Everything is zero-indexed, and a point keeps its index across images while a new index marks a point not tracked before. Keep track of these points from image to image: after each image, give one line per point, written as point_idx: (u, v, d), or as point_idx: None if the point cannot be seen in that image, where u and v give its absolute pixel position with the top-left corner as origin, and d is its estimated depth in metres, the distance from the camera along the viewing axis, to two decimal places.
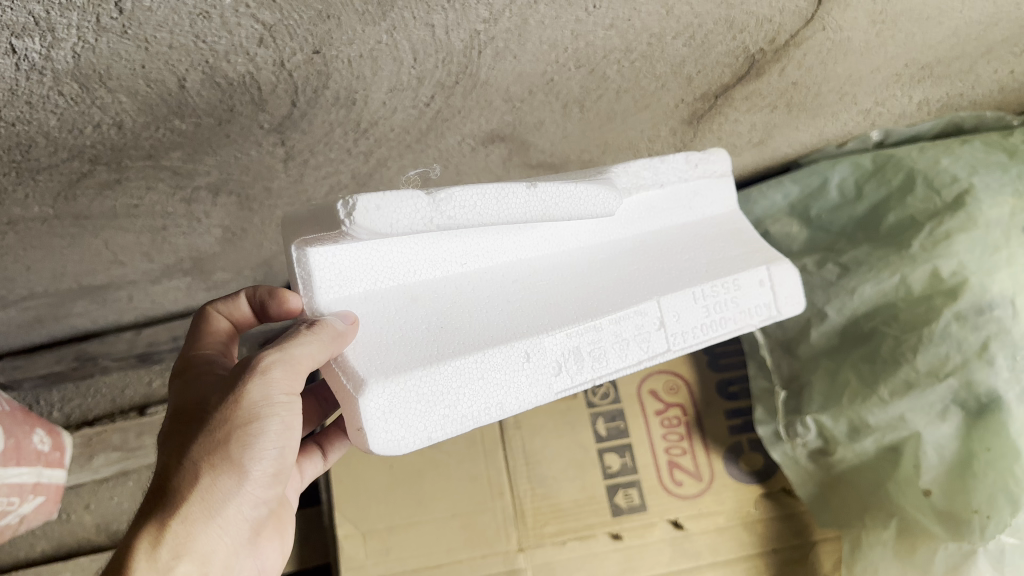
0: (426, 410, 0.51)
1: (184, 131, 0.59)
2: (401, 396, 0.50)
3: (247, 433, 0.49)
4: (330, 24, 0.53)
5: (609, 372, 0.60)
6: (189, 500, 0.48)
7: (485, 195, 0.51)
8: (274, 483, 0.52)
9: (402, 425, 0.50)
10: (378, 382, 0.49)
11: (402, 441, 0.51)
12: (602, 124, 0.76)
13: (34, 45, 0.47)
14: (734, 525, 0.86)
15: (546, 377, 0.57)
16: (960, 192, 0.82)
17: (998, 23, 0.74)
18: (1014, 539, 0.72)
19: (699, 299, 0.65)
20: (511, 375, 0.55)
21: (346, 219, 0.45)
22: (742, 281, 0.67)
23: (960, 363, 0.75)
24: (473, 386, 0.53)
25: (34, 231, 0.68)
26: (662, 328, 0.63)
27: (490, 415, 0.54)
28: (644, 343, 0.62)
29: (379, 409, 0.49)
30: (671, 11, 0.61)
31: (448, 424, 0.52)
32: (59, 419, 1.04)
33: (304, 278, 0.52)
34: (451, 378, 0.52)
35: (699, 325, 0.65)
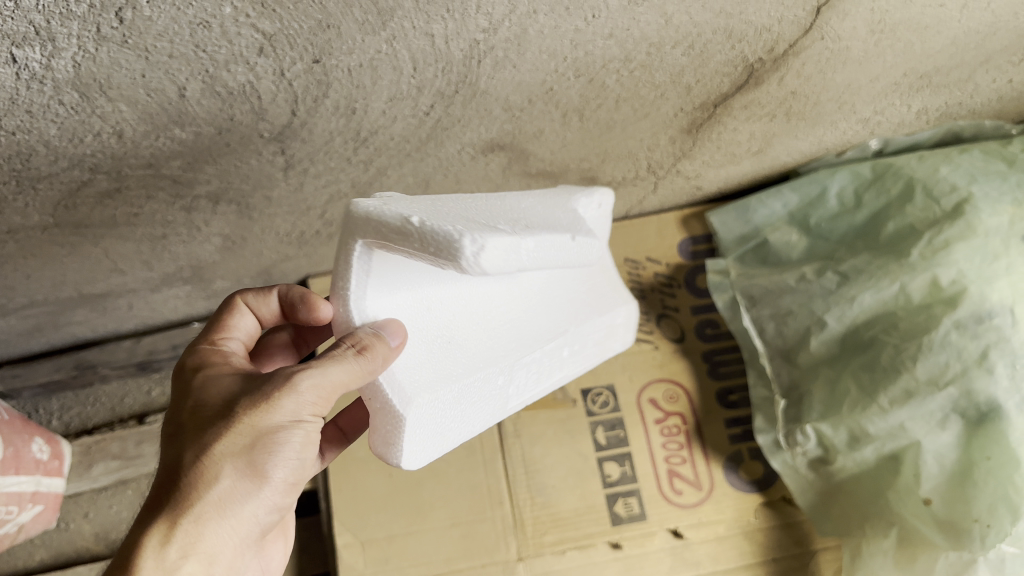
0: (436, 429, 0.55)
1: (184, 140, 0.60)
2: (428, 416, 0.53)
3: (269, 443, 0.49)
4: (330, 33, 0.53)
5: (528, 394, 0.67)
6: (202, 503, 0.48)
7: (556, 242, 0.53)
8: (289, 490, 0.53)
9: (422, 442, 0.54)
10: (420, 403, 0.52)
11: (418, 456, 0.54)
12: (602, 133, 0.76)
13: (34, 54, 0.47)
14: (735, 534, 0.85)
15: (495, 403, 0.62)
16: (959, 201, 0.83)
17: (997, 32, 0.74)
18: (1014, 548, 0.72)
19: (583, 342, 0.71)
20: (483, 398, 0.60)
21: (473, 257, 0.43)
22: (619, 317, 0.75)
23: (960, 372, 0.75)
24: (465, 405, 0.58)
25: (33, 239, 0.68)
26: (560, 364, 0.69)
27: (460, 437, 0.59)
28: (552, 372, 0.69)
29: (416, 431, 0.53)
30: (670, 20, 0.61)
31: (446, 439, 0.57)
32: (59, 428, 1.03)
33: (356, 278, 0.50)
34: (456, 400, 0.56)
35: (582, 355, 0.71)
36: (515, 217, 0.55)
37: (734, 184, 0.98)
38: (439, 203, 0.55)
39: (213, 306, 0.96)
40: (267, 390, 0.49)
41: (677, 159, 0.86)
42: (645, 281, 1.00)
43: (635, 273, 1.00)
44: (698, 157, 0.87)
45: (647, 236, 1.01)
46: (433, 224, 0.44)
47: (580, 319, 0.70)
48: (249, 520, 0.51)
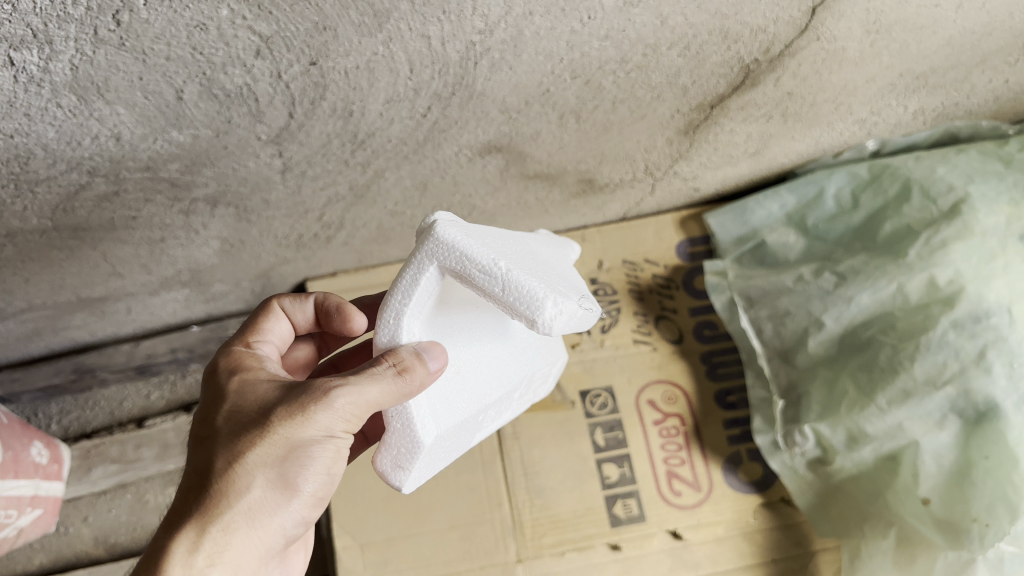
0: (429, 461, 0.55)
1: (182, 143, 0.60)
2: (431, 449, 0.53)
3: (299, 454, 0.49)
4: (326, 36, 0.53)
5: (493, 425, 0.67)
6: (232, 510, 0.49)
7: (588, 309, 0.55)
8: (315, 502, 0.53)
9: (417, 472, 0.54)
10: (431, 436, 0.52)
11: (411, 485, 0.54)
12: (599, 135, 0.76)
13: (32, 57, 0.48)
14: (735, 535, 0.85)
15: (474, 432, 0.62)
16: (956, 201, 0.83)
17: (992, 32, 0.75)
18: (1013, 548, 0.72)
19: (551, 372, 0.73)
20: (473, 426, 0.60)
21: (552, 317, 0.46)
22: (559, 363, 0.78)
23: (957, 371, 0.75)
24: (460, 433, 0.58)
25: (32, 243, 0.69)
26: (526, 396, 0.69)
27: (441, 464, 0.59)
28: (518, 406, 0.69)
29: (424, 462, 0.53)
30: (665, 21, 0.61)
31: (435, 465, 0.57)
32: (58, 432, 1.03)
33: (417, 297, 0.51)
34: (453, 432, 0.56)
35: (546, 381, 0.73)
36: (553, 270, 0.57)
37: (733, 186, 0.99)
38: (492, 234, 0.54)
39: (212, 309, 0.96)
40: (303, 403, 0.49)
41: (674, 160, 0.86)
42: (644, 282, 0.99)
43: (632, 275, 1.00)
44: (695, 158, 0.87)
45: (646, 238, 1.01)
46: (516, 274, 0.47)
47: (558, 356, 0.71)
48: (276, 531, 0.51)
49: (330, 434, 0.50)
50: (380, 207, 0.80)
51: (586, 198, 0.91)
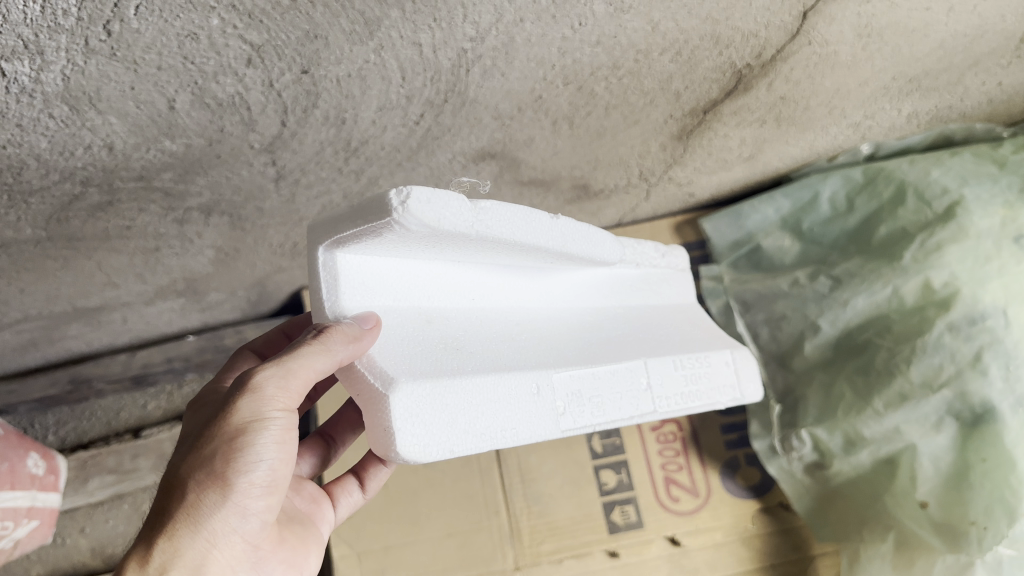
0: (450, 422, 0.51)
1: (175, 152, 0.60)
2: (427, 401, 0.49)
3: (235, 448, 0.48)
4: (318, 44, 0.53)
5: (609, 421, 0.60)
6: (176, 519, 0.48)
7: (537, 225, 0.55)
8: (272, 502, 0.51)
9: (427, 432, 0.49)
10: (407, 382, 0.49)
11: (426, 449, 0.49)
12: (592, 141, 0.76)
13: (23, 68, 0.47)
14: (734, 540, 0.86)
15: (551, 419, 0.57)
16: (950, 204, 0.84)
17: (984, 34, 0.75)
18: (1011, 551, 0.71)
19: (704, 373, 0.68)
20: (522, 401, 0.55)
21: (401, 200, 0.45)
22: (712, 359, 0.69)
23: (954, 373, 0.75)
24: (489, 401, 0.53)
25: (26, 254, 0.69)
26: (649, 390, 0.63)
27: (502, 443, 0.53)
28: (636, 400, 0.62)
29: (413, 416, 0.48)
30: (657, 27, 0.62)
31: (470, 438, 0.52)
32: (54, 443, 1.03)
33: (327, 282, 0.51)
34: (471, 395, 0.52)
35: (711, 389, 0.68)
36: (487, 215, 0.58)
37: (728, 190, 0.98)
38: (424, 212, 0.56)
39: (208, 318, 0.96)
40: (235, 394, 0.49)
41: (668, 165, 0.86)
42: None
43: None
44: (689, 163, 0.87)
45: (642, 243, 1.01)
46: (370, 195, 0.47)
47: (646, 341, 0.67)
48: (230, 537, 0.49)
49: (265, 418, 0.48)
50: None
51: (581, 204, 0.91)
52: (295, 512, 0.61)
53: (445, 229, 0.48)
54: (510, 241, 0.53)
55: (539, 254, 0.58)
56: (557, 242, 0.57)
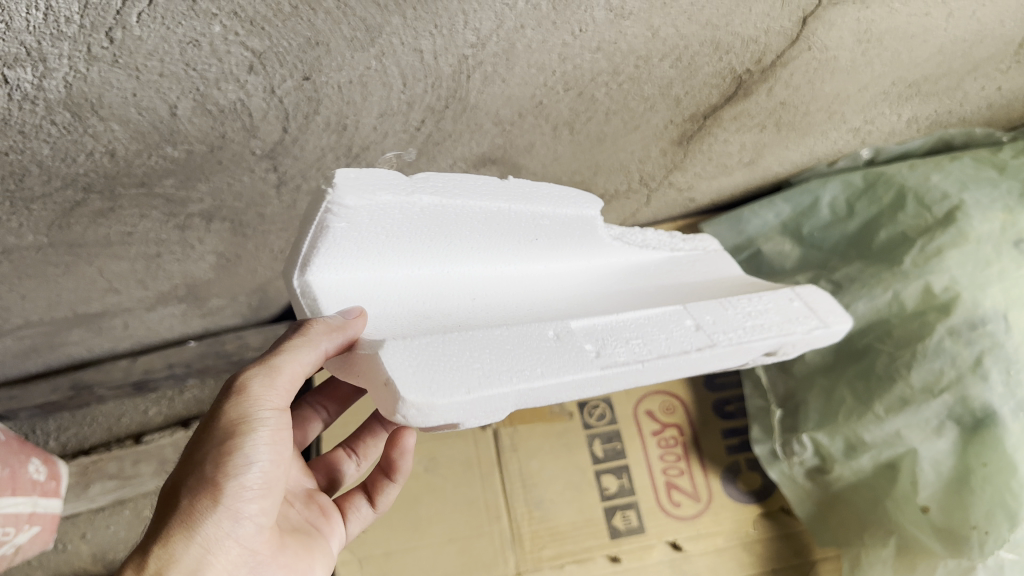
0: (459, 371, 0.48)
1: (177, 158, 0.60)
2: (423, 355, 0.47)
3: (223, 451, 0.48)
4: (319, 51, 0.53)
5: (666, 357, 0.55)
6: (171, 526, 0.48)
7: (489, 186, 0.56)
8: (266, 506, 0.51)
9: (433, 378, 0.46)
10: (395, 341, 0.47)
11: (435, 393, 0.45)
12: (593, 146, 0.77)
13: (26, 75, 0.48)
14: (734, 545, 0.85)
15: (584, 359, 0.52)
16: (950, 209, 0.84)
17: (983, 39, 0.75)
18: (1012, 555, 0.72)
19: (770, 310, 0.64)
20: (534, 347, 0.51)
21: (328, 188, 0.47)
22: (767, 297, 0.65)
23: (954, 378, 0.75)
24: (491, 349, 0.50)
25: (28, 260, 0.69)
26: (699, 328, 0.58)
27: (535, 387, 0.49)
28: (685, 336, 0.57)
29: (401, 360, 0.46)
30: (657, 33, 0.62)
31: (485, 379, 0.48)
32: (56, 449, 1.03)
33: (311, 300, 0.53)
34: (477, 351, 0.50)
35: (785, 320, 0.63)
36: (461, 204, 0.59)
37: (727, 196, 0.98)
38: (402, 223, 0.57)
39: (209, 324, 0.96)
40: (222, 400, 0.50)
41: (668, 170, 0.86)
42: None
43: None
44: (689, 169, 0.87)
45: None
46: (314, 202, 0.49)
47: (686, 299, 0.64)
48: (225, 542, 0.49)
49: (252, 418, 0.49)
50: None
51: None
52: (302, 524, 0.61)
53: (386, 204, 0.49)
54: (466, 208, 0.54)
55: (512, 219, 0.58)
56: (517, 197, 0.57)
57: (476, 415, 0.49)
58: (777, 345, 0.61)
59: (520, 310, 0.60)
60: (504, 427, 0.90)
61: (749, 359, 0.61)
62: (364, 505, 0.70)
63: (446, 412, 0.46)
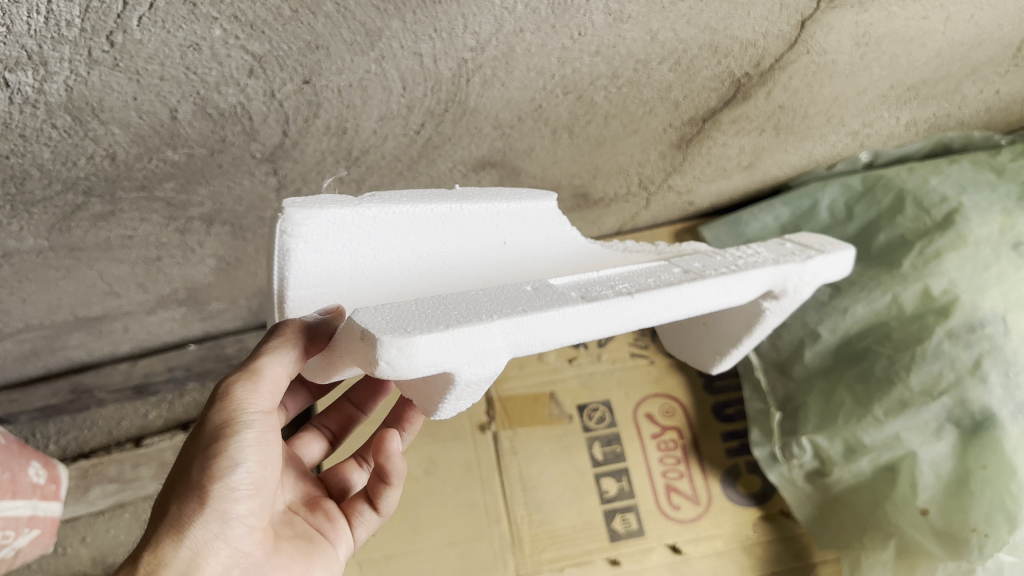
0: (440, 316, 0.41)
1: (177, 162, 0.60)
2: (395, 311, 0.41)
3: (208, 454, 0.49)
4: (319, 54, 0.53)
5: (667, 290, 0.48)
6: (161, 530, 0.48)
7: (438, 193, 0.56)
8: (255, 507, 0.51)
9: (408, 322, 0.40)
10: (364, 307, 0.42)
11: (410, 327, 0.39)
12: (592, 149, 0.77)
13: (27, 79, 0.48)
14: (734, 548, 0.86)
15: (567, 298, 0.45)
16: (949, 212, 0.84)
17: (982, 43, 0.75)
18: (1012, 557, 0.72)
19: (761, 251, 0.60)
20: (511, 297, 0.46)
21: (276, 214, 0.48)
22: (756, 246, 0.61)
23: (953, 381, 0.75)
24: (465, 302, 0.44)
25: (28, 264, 0.69)
26: (689, 271, 0.53)
27: (529, 322, 0.42)
28: (677, 275, 0.52)
29: (371, 317, 0.40)
30: (655, 37, 0.62)
31: (465, 316, 0.41)
32: (56, 452, 1.03)
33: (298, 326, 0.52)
34: (458, 305, 0.43)
35: (780, 255, 0.60)
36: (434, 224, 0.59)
37: (726, 199, 0.99)
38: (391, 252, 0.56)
39: (209, 327, 0.97)
40: (209, 407, 0.51)
41: (668, 174, 0.86)
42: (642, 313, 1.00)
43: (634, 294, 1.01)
44: (689, 172, 0.87)
45: None
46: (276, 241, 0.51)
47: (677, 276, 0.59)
48: (215, 544, 0.49)
49: (235, 420, 0.49)
50: None
51: (581, 211, 0.91)
52: (305, 532, 0.60)
53: (339, 220, 0.50)
54: (422, 213, 0.54)
55: (468, 221, 0.57)
56: (468, 198, 0.57)
57: (472, 363, 0.41)
58: (776, 277, 0.56)
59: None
60: (504, 430, 0.90)
61: (756, 291, 0.55)
62: (369, 509, 0.67)
63: (431, 353, 0.39)
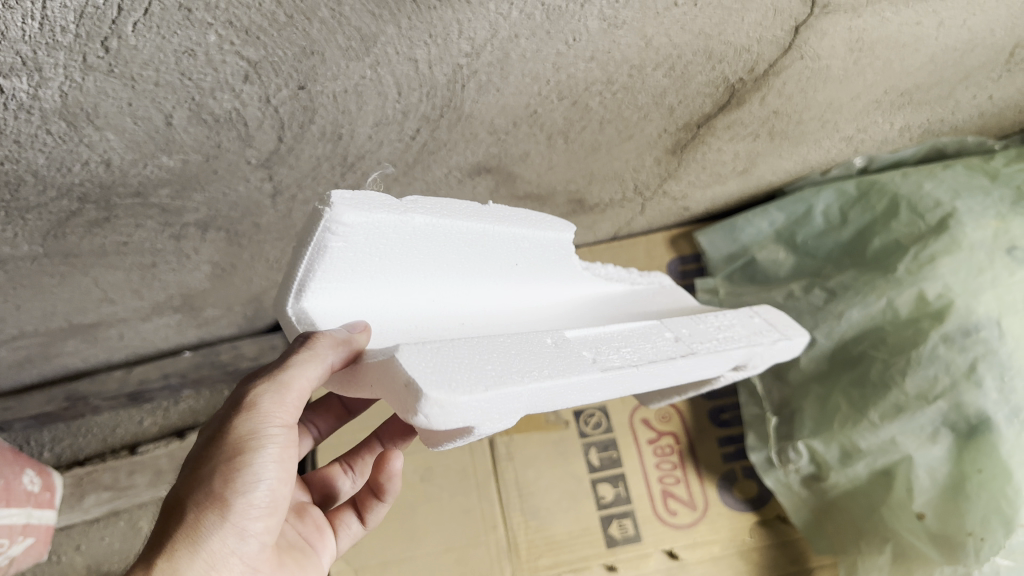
0: (471, 373, 0.45)
1: (172, 168, 0.60)
2: (436, 357, 0.45)
3: (233, 467, 0.48)
4: (314, 60, 0.53)
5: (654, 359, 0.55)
6: (176, 538, 0.46)
7: (473, 207, 0.56)
8: (271, 523, 0.51)
9: (449, 376, 0.44)
10: (410, 345, 0.45)
11: (457, 387, 0.43)
12: (587, 155, 0.77)
13: (22, 85, 0.48)
14: (731, 553, 0.85)
15: (582, 364, 0.51)
16: (943, 216, 0.85)
17: (975, 48, 0.76)
18: (1008, 561, 0.72)
19: (736, 325, 0.67)
20: (537, 358, 0.50)
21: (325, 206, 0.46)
22: (734, 317, 0.68)
23: (949, 385, 0.76)
24: (495, 356, 0.49)
25: (23, 271, 0.69)
26: (678, 340, 0.60)
27: (545, 386, 0.47)
28: (671, 346, 0.58)
29: (418, 364, 0.44)
30: (650, 42, 0.62)
31: (499, 380, 0.45)
32: (50, 460, 1.03)
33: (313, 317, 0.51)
34: (482, 357, 0.48)
35: (752, 333, 0.66)
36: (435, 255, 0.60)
37: (721, 204, 0.99)
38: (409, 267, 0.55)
39: (204, 334, 0.96)
40: (229, 414, 0.49)
41: (662, 179, 0.86)
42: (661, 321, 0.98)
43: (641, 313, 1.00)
44: (684, 177, 0.87)
45: (637, 257, 1.01)
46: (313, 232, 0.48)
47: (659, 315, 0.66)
48: (230, 558, 0.48)
49: (260, 436, 0.48)
50: None
51: (577, 217, 0.91)
52: (297, 542, 0.60)
53: (383, 221, 0.49)
54: (455, 226, 0.54)
55: (493, 242, 0.58)
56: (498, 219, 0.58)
57: (489, 420, 0.46)
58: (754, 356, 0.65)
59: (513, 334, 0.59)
60: (501, 435, 0.90)
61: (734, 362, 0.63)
62: (355, 520, 0.68)
63: (464, 411, 0.43)
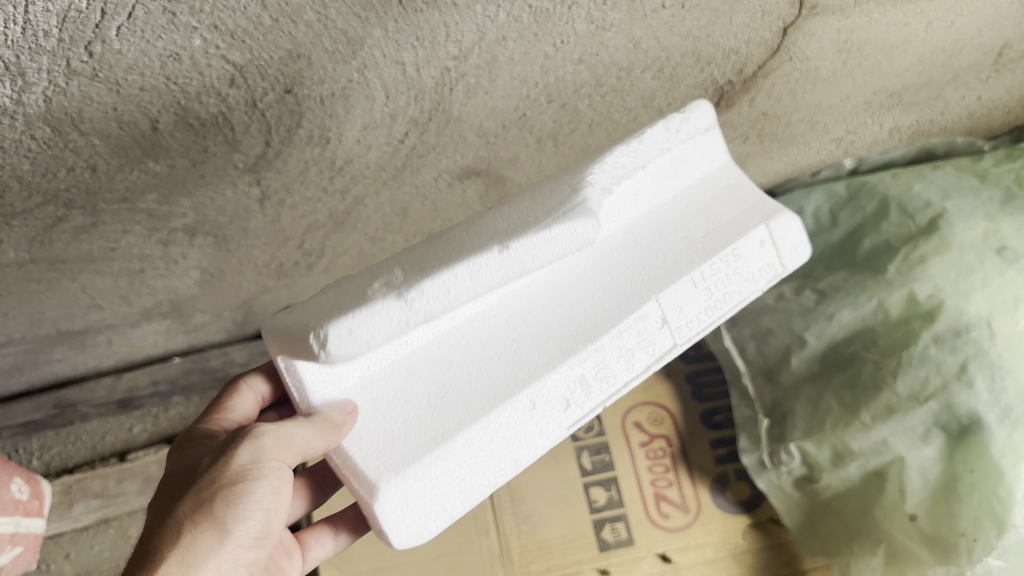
0: (442, 493, 0.53)
1: (159, 173, 0.60)
2: (413, 489, 0.52)
3: (234, 493, 0.48)
4: (301, 63, 0.53)
5: (619, 387, 0.61)
6: (169, 557, 0.46)
7: (458, 279, 0.51)
8: (260, 557, 0.50)
9: (422, 515, 0.53)
10: (389, 484, 0.51)
11: (424, 529, 0.53)
12: (577, 158, 0.77)
13: (4, 89, 0.47)
14: (723, 556, 0.85)
15: (553, 421, 0.57)
16: (933, 217, 0.85)
17: (963, 49, 0.76)
18: (1000, 561, 0.73)
19: (738, 263, 0.66)
20: (518, 430, 0.56)
21: (318, 353, 0.48)
22: (742, 249, 0.66)
23: (940, 386, 0.75)
24: (469, 446, 0.54)
25: (10, 276, 0.68)
26: (667, 325, 0.62)
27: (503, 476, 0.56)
28: (651, 348, 0.61)
29: (395, 509, 0.52)
30: (638, 45, 0.62)
31: (463, 497, 0.55)
32: (39, 468, 1.02)
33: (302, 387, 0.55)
34: (460, 455, 0.54)
35: (751, 274, 0.67)
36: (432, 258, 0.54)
37: None
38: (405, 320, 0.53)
39: (193, 340, 0.96)
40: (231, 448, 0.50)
41: None
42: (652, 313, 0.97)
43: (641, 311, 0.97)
44: None
45: None
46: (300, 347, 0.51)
47: (664, 258, 0.64)
48: None
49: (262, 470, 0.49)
50: (360, 233, 0.79)
51: None
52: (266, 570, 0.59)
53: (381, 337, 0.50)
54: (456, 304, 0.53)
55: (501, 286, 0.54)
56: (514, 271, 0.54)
57: None
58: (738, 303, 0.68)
59: (515, 327, 0.59)
60: None
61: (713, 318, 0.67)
62: (330, 538, 0.67)
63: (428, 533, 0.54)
